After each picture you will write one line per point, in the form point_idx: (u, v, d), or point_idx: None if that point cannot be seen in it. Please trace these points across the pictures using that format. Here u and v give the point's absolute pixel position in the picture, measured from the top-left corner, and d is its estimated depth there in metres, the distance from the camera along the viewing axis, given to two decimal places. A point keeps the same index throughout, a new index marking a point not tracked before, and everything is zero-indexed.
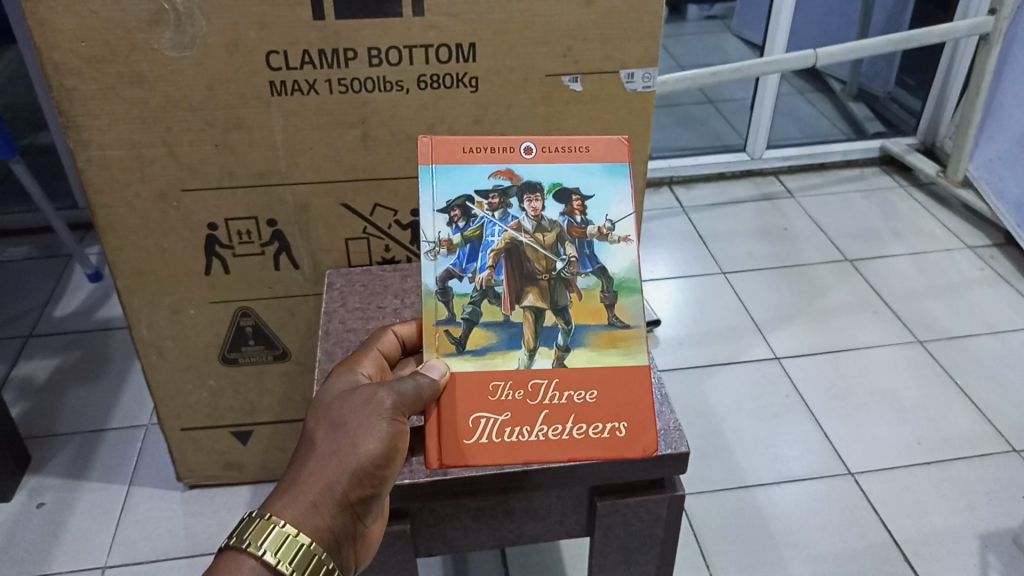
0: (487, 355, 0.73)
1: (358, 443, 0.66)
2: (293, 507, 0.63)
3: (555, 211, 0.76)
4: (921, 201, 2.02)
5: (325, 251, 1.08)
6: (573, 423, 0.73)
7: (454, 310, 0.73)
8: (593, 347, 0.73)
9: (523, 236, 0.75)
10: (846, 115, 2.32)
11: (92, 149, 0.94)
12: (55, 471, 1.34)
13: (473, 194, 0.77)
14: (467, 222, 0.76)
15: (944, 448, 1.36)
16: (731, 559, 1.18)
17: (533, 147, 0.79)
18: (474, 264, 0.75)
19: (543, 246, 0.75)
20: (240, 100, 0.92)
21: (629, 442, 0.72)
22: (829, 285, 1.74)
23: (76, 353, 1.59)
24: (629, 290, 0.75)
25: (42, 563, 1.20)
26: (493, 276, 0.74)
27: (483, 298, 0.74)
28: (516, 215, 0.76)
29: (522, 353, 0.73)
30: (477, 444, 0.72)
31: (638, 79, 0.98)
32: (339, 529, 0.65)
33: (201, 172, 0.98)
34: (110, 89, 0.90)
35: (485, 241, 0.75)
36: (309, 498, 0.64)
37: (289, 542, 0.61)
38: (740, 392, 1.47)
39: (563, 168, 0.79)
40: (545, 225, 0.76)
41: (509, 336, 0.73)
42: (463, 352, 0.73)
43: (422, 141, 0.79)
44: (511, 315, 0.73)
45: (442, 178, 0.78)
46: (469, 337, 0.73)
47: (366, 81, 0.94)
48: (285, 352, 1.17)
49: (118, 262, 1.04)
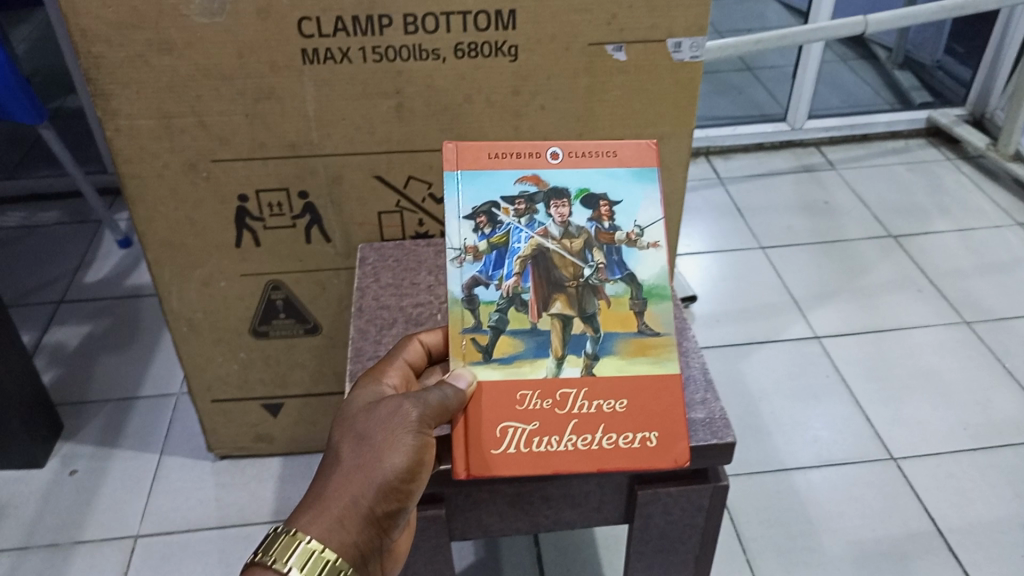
0: (514, 363, 0.71)
1: (382, 458, 0.64)
2: (318, 522, 0.62)
3: (582, 217, 0.75)
4: (969, 174, 1.95)
5: (358, 224, 1.05)
6: (602, 433, 0.70)
7: (480, 319, 0.72)
8: (623, 355, 0.72)
9: (549, 242, 0.74)
10: (891, 83, 2.23)
11: (121, 118, 0.92)
12: (87, 438, 1.34)
13: (499, 201, 0.76)
14: (493, 228, 0.75)
15: (990, 433, 1.31)
16: (768, 545, 1.16)
17: (558, 152, 0.79)
18: (500, 272, 0.73)
19: (571, 253, 0.74)
20: (271, 68, 0.89)
21: (661, 452, 0.70)
22: (872, 262, 1.69)
23: (107, 320, 1.59)
24: (658, 298, 0.74)
25: (76, 531, 1.20)
26: (520, 283, 0.73)
27: (510, 306, 0.72)
28: (543, 221, 0.75)
29: (550, 362, 0.71)
30: (504, 454, 0.69)
31: (685, 48, 0.94)
32: (365, 544, 0.64)
33: (231, 142, 0.95)
34: (139, 56, 0.87)
35: (511, 247, 0.74)
36: (334, 514, 0.63)
37: (314, 559, 0.60)
38: (777, 371, 1.44)
39: (590, 172, 0.78)
40: (572, 232, 0.75)
41: (537, 344, 0.71)
42: (489, 360, 0.71)
43: (447, 146, 0.79)
44: (539, 323, 0.72)
45: (468, 184, 0.77)
46: (496, 345, 0.71)
47: (401, 49, 0.90)
48: (316, 326, 1.15)
49: (148, 233, 1.02)
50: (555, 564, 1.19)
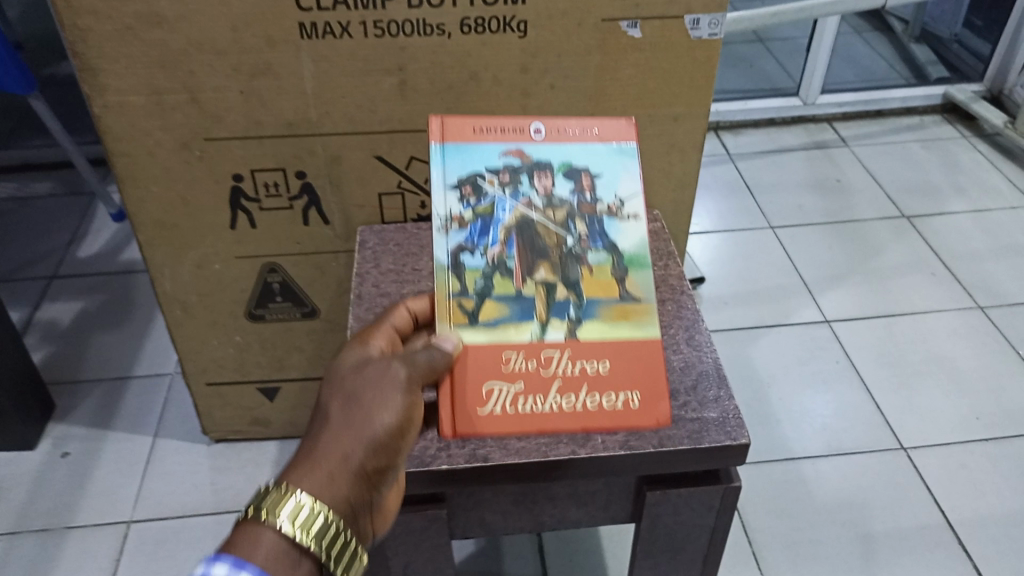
0: (500, 327, 0.75)
1: (375, 413, 0.62)
2: (311, 478, 0.58)
3: (564, 189, 0.79)
4: (985, 153, 1.90)
5: (358, 206, 1.01)
6: (586, 393, 0.76)
7: (466, 284, 0.75)
8: (602, 320, 0.77)
9: (533, 212, 0.78)
10: (907, 58, 2.18)
11: (110, 94, 0.87)
12: (80, 420, 1.32)
13: (483, 172, 0.79)
14: (478, 199, 0.78)
15: (1004, 423, 1.28)
16: (774, 536, 1.14)
17: (542, 128, 0.82)
18: (485, 240, 0.76)
19: (553, 223, 0.77)
20: (268, 42, 0.85)
21: (641, 411, 0.75)
22: (884, 243, 1.64)
23: (101, 296, 1.55)
24: (636, 266, 0.78)
25: (68, 515, 1.18)
26: (504, 251, 0.76)
27: (496, 272, 0.76)
28: (526, 193, 0.78)
29: (532, 325, 0.75)
30: (493, 414, 0.74)
31: (703, 26, 0.89)
32: (356, 503, 0.59)
33: (225, 120, 0.91)
34: (128, 30, 0.82)
35: (496, 217, 0.77)
36: (328, 468, 0.58)
37: (310, 512, 0.56)
38: (786, 356, 1.41)
39: (572, 148, 0.81)
40: (555, 203, 0.78)
41: (520, 309, 0.75)
42: (475, 323, 0.75)
43: (433, 119, 0.81)
44: (522, 289, 0.76)
45: (454, 156, 0.79)
46: (481, 309, 0.75)
47: (404, 24, 0.85)
48: (314, 310, 1.12)
49: (139, 214, 0.98)
50: (557, 561, 1.16)
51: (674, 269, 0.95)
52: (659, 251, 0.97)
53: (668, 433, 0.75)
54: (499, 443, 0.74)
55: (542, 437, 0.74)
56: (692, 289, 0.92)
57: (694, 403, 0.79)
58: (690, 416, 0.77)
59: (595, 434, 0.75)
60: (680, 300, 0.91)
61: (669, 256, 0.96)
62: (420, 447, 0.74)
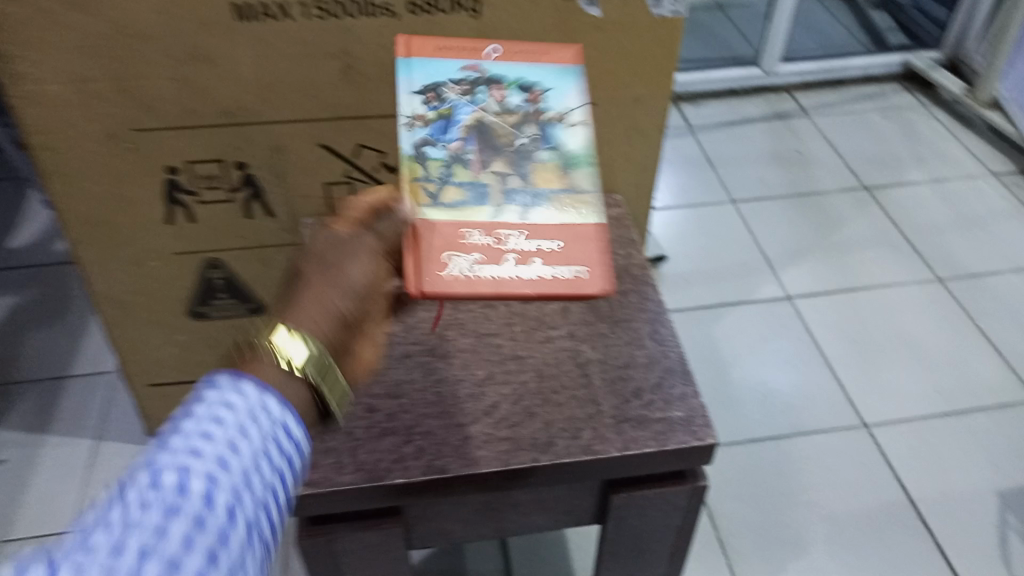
0: (457, 212, 0.64)
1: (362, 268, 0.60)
2: (302, 315, 0.54)
3: (520, 97, 0.72)
4: (943, 121, 1.90)
5: (303, 198, 0.96)
6: None
7: (427, 171, 0.65)
8: (565, 206, 0.66)
9: (491, 115, 0.69)
10: (866, 25, 2.16)
11: (26, 83, 0.80)
12: (16, 423, 1.26)
13: (446, 80, 0.70)
14: (440, 102, 0.69)
15: (964, 398, 1.28)
16: (740, 520, 1.12)
17: (498, 50, 0.75)
18: (446, 136, 0.67)
19: (510, 125, 0.69)
20: (200, 24, 0.78)
21: (593, 333, 0.76)
22: (845, 216, 1.63)
23: (36, 290, 1.48)
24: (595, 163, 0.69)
25: (5, 527, 1.13)
26: (463, 146, 0.67)
27: (456, 164, 0.66)
28: (483, 97, 0.71)
29: (490, 209, 0.64)
30: None
31: (666, 3, 0.85)
32: (347, 350, 0.56)
33: (157, 109, 0.84)
34: (42, 13, 0.75)
35: (455, 118, 0.68)
36: (319, 308, 0.55)
37: (304, 338, 0.52)
38: (750, 334, 1.39)
39: (526, 67, 0.74)
40: (512, 107, 0.70)
41: (477, 196, 0.65)
42: (435, 206, 0.64)
43: (396, 40, 0.74)
44: (480, 178, 0.66)
45: (417, 68, 0.71)
46: (439, 196, 0.64)
47: (348, 4, 0.79)
48: (259, 306, 1.07)
49: (67, 210, 0.91)
50: (523, 564, 1.13)
51: (637, 258, 0.91)
52: (621, 239, 0.93)
53: (633, 436, 0.72)
54: (457, 453, 0.71)
55: (501, 445, 0.72)
56: (655, 279, 0.88)
57: (660, 402, 0.75)
58: (656, 416, 0.74)
59: (557, 439, 0.72)
60: (643, 290, 0.87)
61: (631, 244, 0.93)
62: (373, 459, 0.71)
